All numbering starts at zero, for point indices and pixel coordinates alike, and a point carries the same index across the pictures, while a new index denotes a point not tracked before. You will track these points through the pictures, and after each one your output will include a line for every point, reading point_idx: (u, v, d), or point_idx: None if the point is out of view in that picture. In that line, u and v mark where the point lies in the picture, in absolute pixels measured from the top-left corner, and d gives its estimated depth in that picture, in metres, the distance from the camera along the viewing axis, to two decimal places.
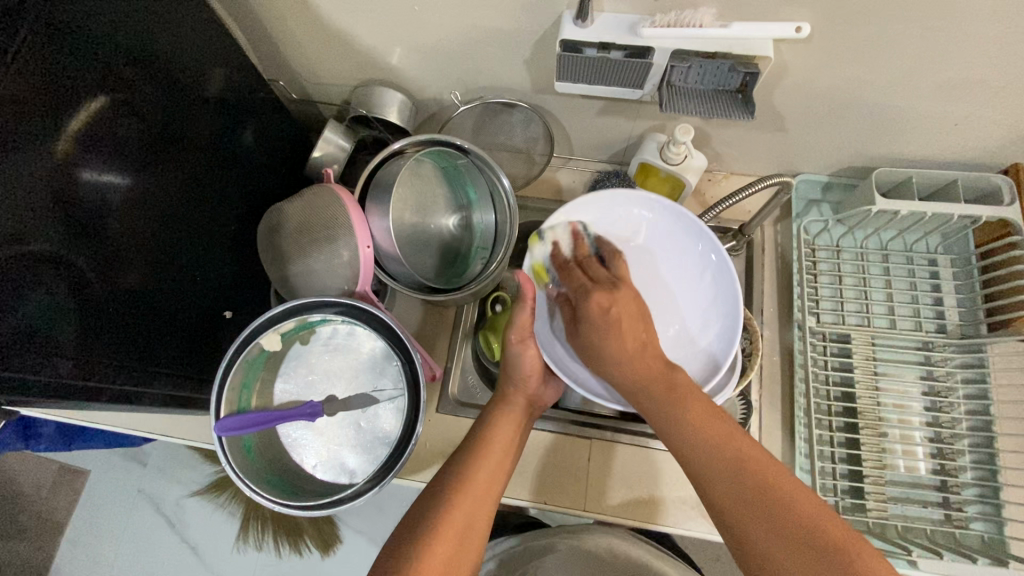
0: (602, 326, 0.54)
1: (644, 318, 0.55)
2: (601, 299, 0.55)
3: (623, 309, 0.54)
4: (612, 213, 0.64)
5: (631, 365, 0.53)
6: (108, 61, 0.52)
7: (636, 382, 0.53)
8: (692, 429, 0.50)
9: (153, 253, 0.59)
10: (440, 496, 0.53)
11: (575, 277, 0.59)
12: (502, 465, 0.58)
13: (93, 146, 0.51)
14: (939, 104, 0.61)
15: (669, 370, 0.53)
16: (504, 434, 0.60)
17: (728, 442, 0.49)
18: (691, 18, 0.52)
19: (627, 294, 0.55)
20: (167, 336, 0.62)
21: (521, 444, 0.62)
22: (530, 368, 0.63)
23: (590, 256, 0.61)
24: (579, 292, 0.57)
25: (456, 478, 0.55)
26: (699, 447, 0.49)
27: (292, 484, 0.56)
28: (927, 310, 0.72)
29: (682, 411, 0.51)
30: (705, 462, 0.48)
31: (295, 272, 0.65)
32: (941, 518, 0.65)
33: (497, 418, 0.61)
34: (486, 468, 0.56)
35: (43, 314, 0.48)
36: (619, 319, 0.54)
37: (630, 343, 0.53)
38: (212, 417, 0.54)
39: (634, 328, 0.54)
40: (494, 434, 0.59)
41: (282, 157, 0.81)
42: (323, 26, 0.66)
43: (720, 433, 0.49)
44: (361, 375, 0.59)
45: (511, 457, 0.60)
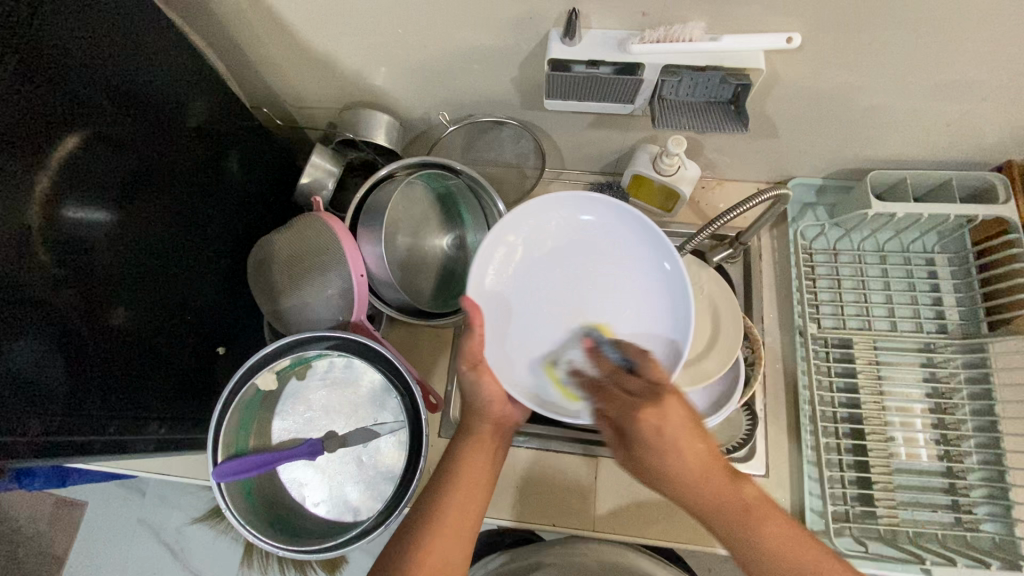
0: (660, 454, 0.47)
1: (702, 431, 0.48)
2: (651, 424, 0.47)
3: (677, 426, 0.47)
4: (544, 219, 0.58)
5: (693, 487, 0.48)
6: (86, 95, 0.50)
7: (705, 505, 0.49)
8: (771, 553, 0.47)
9: (141, 289, 0.58)
10: (409, 542, 0.50)
11: (608, 396, 0.51)
12: (476, 501, 0.54)
13: (74, 183, 0.50)
14: (933, 105, 0.60)
15: (736, 484, 0.49)
16: (474, 464, 0.55)
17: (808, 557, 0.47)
18: (682, 33, 0.51)
19: (678, 404, 0.47)
20: (157, 376, 0.60)
21: (500, 468, 0.58)
22: (493, 395, 0.55)
23: (619, 368, 0.52)
24: (622, 415, 0.49)
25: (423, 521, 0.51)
26: (778, 568, 0.47)
27: (295, 525, 0.54)
28: (926, 310, 0.72)
29: (759, 538, 0.48)
30: None
31: (286, 305, 0.63)
32: (952, 522, 0.64)
33: (463, 449, 0.56)
34: (455, 509, 0.52)
35: (29, 367, 0.46)
36: (675, 443, 0.47)
37: (693, 467, 0.48)
38: (210, 463, 0.52)
39: (695, 444, 0.47)
40: (463, 468, 0.55)
41: (269, 183, 0.80)
42: (305, 50, 0.64)
43: (798, 556, 0.47)
44: (361, 409, 0.58)
45: (484, 485, 0.55)
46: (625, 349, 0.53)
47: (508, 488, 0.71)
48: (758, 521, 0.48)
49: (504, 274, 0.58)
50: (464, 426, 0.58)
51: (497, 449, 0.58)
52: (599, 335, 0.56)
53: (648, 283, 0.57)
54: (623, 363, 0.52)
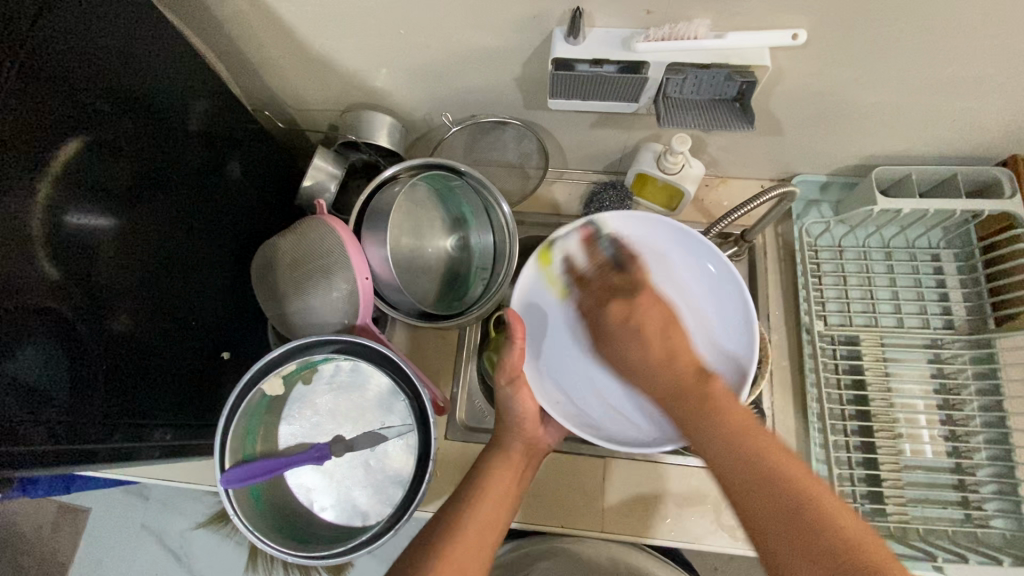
0: (625, 338, 0.55)
1: (670, 323, 0.55)
2: (620, 312, 0.57)
3: (645, 312, 0.56)
4: (597, 240, 0.65)
5: (655, 371, 0.53)
6: (87, 99, 0.50)
7: (664, 388, 0.53)
8: (716, 431, 0.48)
9: (143, 294, 0.57)
10: (435, 540, 0.53)
11: (593, 292, 0.62)
12: (500, 512, 0.57)
13: (75, 188, 0.49)
14: (938, 100, 0.60)
15: (699, 378, 0.52)
16: (500, 478, 0.59)
17: (766, 451, 0.46)
18: (687, 31, 0.51)
19: (647, 300, 0.57)
20: (162, 382, 0.60)
21: (523, 488, 0.62)
22: (523, 412, 0.63)
23: (607, 262, 0.63)
24: (597, 305, 0.60)
25: (448, 524, 0.54)
26: (717, 442, 0.48)
27: (304, 530, 0.54)
28: (933, 306, 0.72)
29: (705, 415, 0.49)
30: (724, 459, 0.47)
31: (291, 308, 0.63)
32: (961, 518, 0.64)
33: (494, 463, 0.60)
34: (482, 515, 0.56)
35: (32, 375, 0.46)
36: (640, 329, 0.55)
37: (654, 350, 0.54)
38: (217, 468, 0.52)
39: (656, 328, 0.55)
40: (491, 479, 0.59)
41: (272, 187, 0.79)
42: (307, 52, 0.64)
43: (746, 438, 0.47)
44: (369, 412, 0.57)
45: (508, 499, 0.59)
46: (619, 251, 0.64)
47: None
48: (719, 409, 0.49)
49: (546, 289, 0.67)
50: (498, 442, 0.63)
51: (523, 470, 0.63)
52: (599, 229, 0.65)
53: (694, 284, 0.66)
54: (611, 262, 0.63)
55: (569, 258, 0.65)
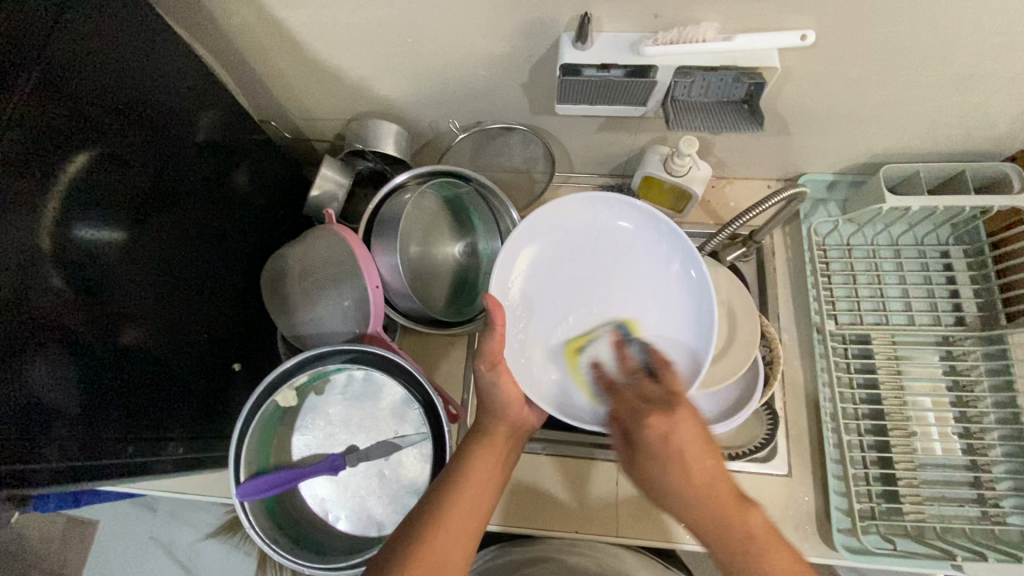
0: (664, 464, 0.48)
1: (708, 442, 0.49)
2: (654, 423, 0.48)
3: (685, 437, 0.48)
4: (588, 223, 0.60)
5: (696, 503, 0.47)
6: (95, 112, 0.50)
7: (707, 525, 0.47)
8: (745, 557, 0.46)
9: (153, 307, 0.57)
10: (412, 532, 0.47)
11: (624, 398, 0.53)
12: (484, 500, 0.51)
13: (84, 202, 0.49)
14: (945, 98, 0.60)
15: (743, 510, 0.47)
16: (480, 472, 0.52)
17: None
18: (694, 34, 0.51)
19: (686, 415, 0.49)
20: (172, 394, 0.59)
21: (506, 477, 0.56)
22: (510, 398, 0.57)
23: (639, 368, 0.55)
24: (630, 419, 0.51)
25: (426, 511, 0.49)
26: (745, 572, 0.45)
27: (318, 541, 0.54)
28: (943, 303, 0.71)
29: (746, 550, 0.46)
30: None
31: (301, 318, 0.63)
32: (978, 516, 0.63)
33: (477, 448, 0.55)
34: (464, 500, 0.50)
35: (44, 390, 0.45)
36: (680, 452, 0.48)
37: (694, 480, 0.48)
38: (232, 481, 0.52)
39: (698, 456, 0.48)
40: (473, 465, 0.53)
41: (280, 198, 0.79)
42: (313, 62, 0.64)
43: (768, 553, 0.46)
44: (383, 422, 0.57)
45: (489, 495, 0.52)
46: (651, 354, 0.56)
47: (529, 497, 0.70)
48: (767, 553, 0.46)
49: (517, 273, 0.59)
50: (478, 428, 0.57)
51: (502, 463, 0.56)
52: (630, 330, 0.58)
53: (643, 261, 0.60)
54: (645, 366, 0.55)
55: (596, 362, 0.57)
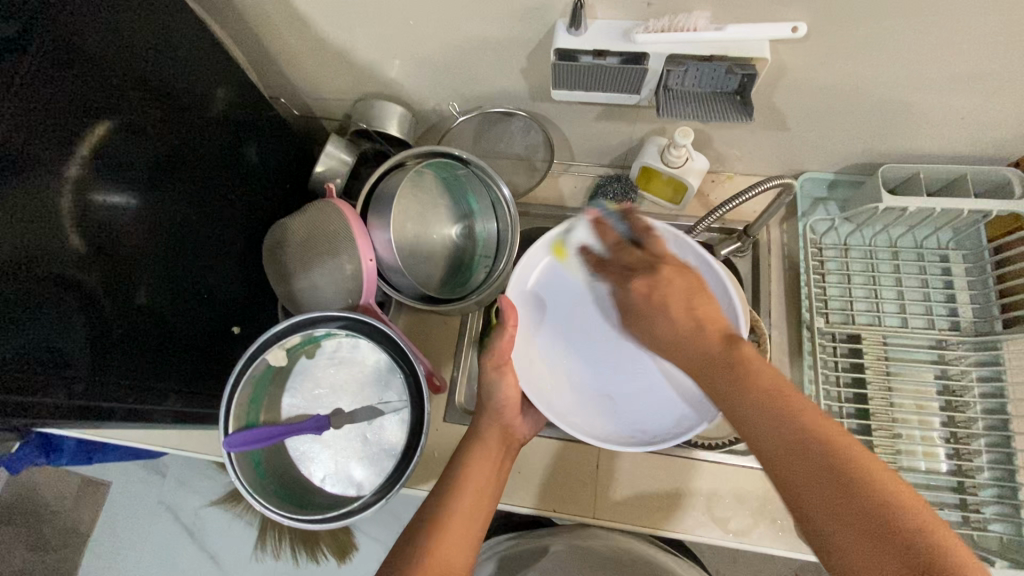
0: (653, 315, 0.51)
1: (695, 291, 0.50)
2: (641, 285, 0.52)
3: (670, 284, 0.51)
4: None
5: (687, 344, 0.48)
6: (113, 84, 0.53)
7: (693, 364, 0.48)
8: (744, 390, 0.43)
9: (160, 268, 0.60)
10: (420, 535, 0.54)
11: (613, 272, 0.57)
12: (482, 502, 0.59)
13: (103, 168, 0.52)
14: (942, 97, 0.60)
15: (727, 346, 0.47)
16: (480, 471, 0.60)
17: (801, 415, 0.41)
18: (686, 22, 0.52)
19: (672, 272, 0.51)
20: (176, 352, 0.63)
21: (502, 478, 0.63)
22: (505, 400, 0.64)
23: (621, 240, 0.57)
24: (621, 285, 0.55)
25: (432, 518, 0.56)
26: (739, 399, 0.43)
27: (299, 496, 0.56)
28: (939, 307, 0.71)
29: (744, 386, 0.44)
30: (746, 409, 0.43)
31: (299, 287, 0.65)
32: (959, 521, 0.63)
33: (473, 453, 0.61)
34: (463, 508, 0.57)
35: (59, 337, 0.49)
36: (664, 299, 0.50)
37: (682, 320, 0.49)
38: (221, 433, 0.54)
39: (683, 305, 0.50)
40: (471, 471, 0.60)
41: (288, 173, 0.82)
42: (322, 43, 0.67)
43: (765, 385, 0.43)
44: (367, 389, 0.60)
45: (490, 492, 0.60)
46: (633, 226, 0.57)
47: (512, 474, 0.72)
48: (752, 377, 0.44)
49: (552, 280, 0.69)
50: (474, 433, 0.64)
51: (501, 460, 0.64)
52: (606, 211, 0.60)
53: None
54: (627, 237, 0.57)
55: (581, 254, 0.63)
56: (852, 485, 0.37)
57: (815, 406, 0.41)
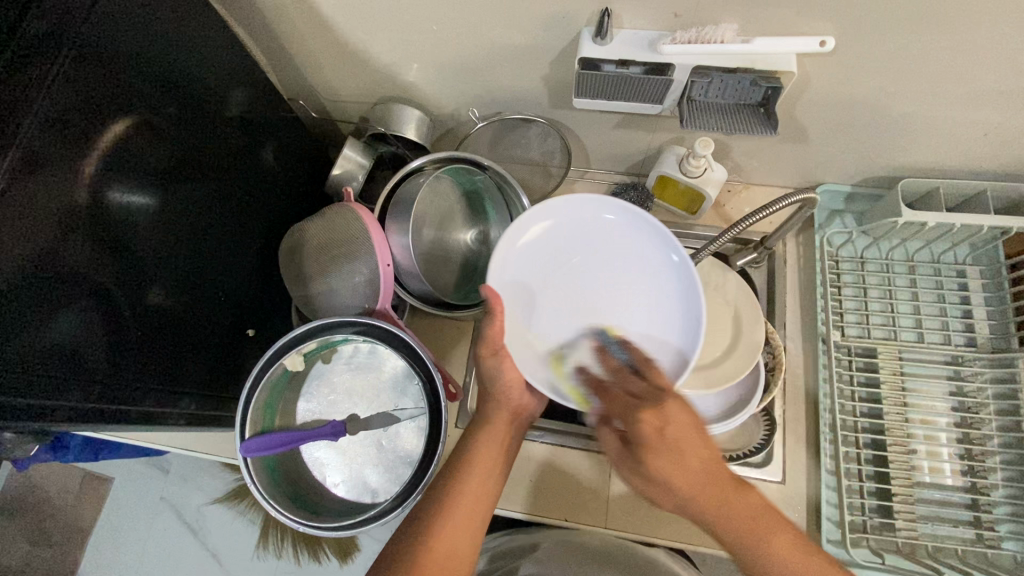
0: (661, 455, 0.49)
1: (703, 433, 0.50)
2: (653, 427, 0.49)
3: (678, 429, 0.49)
4: (579, 217, 0.57)
5: (700, 499, 0.49)
6: (133, 83, 0.52)
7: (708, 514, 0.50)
8: (766, 547, 0.48)
9: (175, 269, 0.60)
10: (423, 514, 0.51)
11: (612, 398, 0.52)
12: (489, 481, 0.55)
13: (117, 165, 0.51)
14: (966, 114, 0.59)
15: (740, 496, 0.50)
16: (485, 451, 0.56)
17: (818, 575, 0.47)
18: (713, 34, 0.52)
19: (678, 409, 0.49)
20: (191, 354, 0.62)
21: (511, 459, 0.59)
22: (508, 380, 0.58)
23: (623, 368, 0.53)
24: (624, 419, 0.51)
25: (435, 496, 0.53)
26: (755, 551, 0.49)
27: (314, 502, 0.57)
28: (956, 323, 0.71)
29: (763, 543, 0.48)
30: (766, 561, 0.48)
31: (315, 290, 0.65)
32: (973, 538, 0.63)
33: (478, 432, 0.58)
34: (468, 486, 0.54)
35: (77, 339, 0.48)
36: (675, 445, 0.49)
37: (692, 475, 0.49)
38: (237, 438, 0.54)
39: (694, 448, 0.49)
40: (476, 451, 0.56)
41: (303, 174, 0.82)
42: (343, 46, 0.67)
43: (774, 540, 0.49)
44: (383, 395, 0.60)
45: (496, 473, 0.56)
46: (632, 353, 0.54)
47: (523, 481, 0.71)
48: (767, 530, 0.49)
49: (532, 255, 0.57)
50: (479, 413, 0.60)
51: (509, 440, 0.60)
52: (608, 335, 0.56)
53: (666, 278, 0.55)
54: (629, 364, 0.53)
55: (581, 367, 0.55)
56: None
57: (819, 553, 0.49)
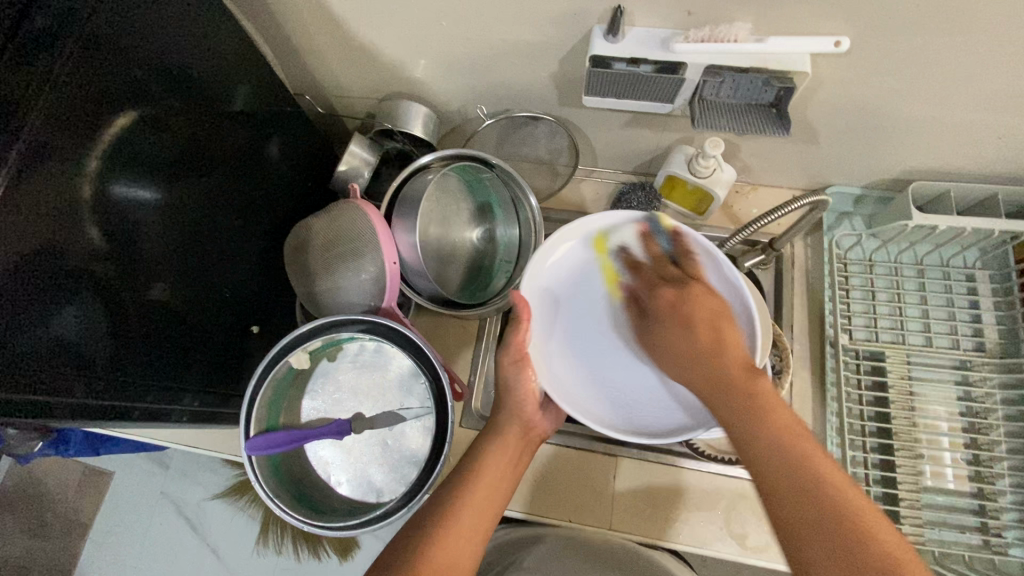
0: (666, 322, 0.52)
1: (726, 315, 0.50)
2: (668, 298, 0.52)
3: (696, 305, 0.51)
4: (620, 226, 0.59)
5: (707, 363, 0.48)
6: (137, 76, 0.52)
7: (710, 384, 0.47)
8: (763, 426, 0.44)
9: (177, 265, 0.59)
10: (427, 524, 0.50)
11: (646, 279, 0.56)
12: (494, 498, 0.54)
13: (121, 160, 0.51)
14: (982, 117, 0.58)
15: (749, 376, 0.46)
16: (495, 465, 0.56)
17: (816, 467, 0.41)
18: (727, 33, 0.51)
19: (701, 291, 0.51)
20: (195, 351, 0.62)
21: (519, 476, 0.58)
22: (524, 393, 0.58)
23: (663, 257, 0.56)
24: (647, 292, 0.55)
25: (441, 506, 0.52)
26: (746, 423, 0.44)
27: (319, 501, 0.56)
28: (965, 327, 0.70)
29: (759, 419, 0.44)
30: (758, 435, 0.44)
31: (321, 288, 0.65)
32: (979, 544, 0.62)
33: (489, 445, 0.57)
34: (474, 501, 0.53)
35: (79, 335, 0.47)
36: (688, 314, 0.50)
37: (699, 342, 0.49)
38: (242, 437, 0.54)
39: (707, 323, 0.50)
40: (485, 464, 0.56)
41: (309, 170, 0.82)
42: (351, 41, 0.66)
43: (774, 418, 0.44)
44: (389, 393, 0.60)
45: (502, 490, 0.55)
46: (676, 247, 0.55)
47: (527, 482, 0.71)
48: (766, 409, 0.45)
49: (566, 262, 0.60)
50: (492, 426, 0.59)
51: (519, 456, 0.59)
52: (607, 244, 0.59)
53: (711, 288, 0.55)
54: (667, 257, 0.55)
55: (623, 249, 0.58)
56: (848, 532, 0.39)
57: (826, 453, 0.43)
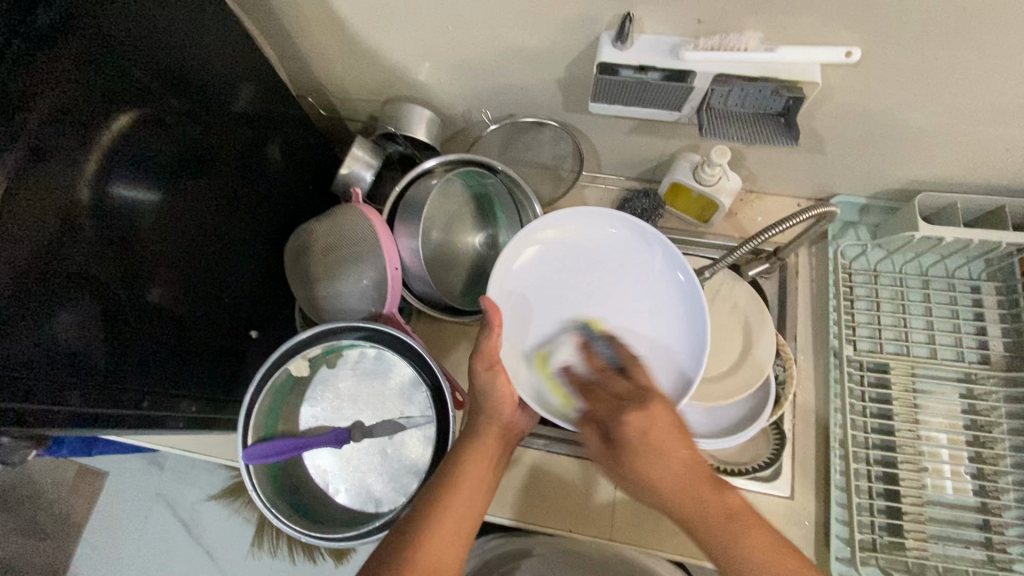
0: (638, 453, 0.47)
1: (683, 429, 0.48)
2: (636, 422, 0.47)
3: (660, 427, 0.47)
4: (586, 230, 0.61)
5: (677, 495, 0.46)
6: (139, 76, 0.51)
7: (684, 512, 0.46)
8: (749, 553, 0.44)
9: (175, 267, 0.58)
10: (403, 537, 0.47)
11: (598, 397, 0.52)
12: (475, 502, 0.51)
13: (120, 161, 0.50)
14: (993, 129, 0.58)
15: (718, 492, 0.46)
16: (474, 468, 0.53)
17: None
18: (737, 42, 0.50)
19: (660, 405, 0.49)
20: (192, 356, 0.61)
21: (499, 475, 0.56)
22: (505, 397, 0.56)
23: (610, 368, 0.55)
24: (608, 416, 0.50)
25: (419, 515, 0.49)
26: (731, 549, 0.44)
27: (317, 510, 0.56)
28: (969, 339, 0.70)
29: (743, 541, 0.44)
30: (744, 560, 0.44)
31: (322, 292, 0.64)
32: (983, 559, 0.62)
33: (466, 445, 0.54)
34: (454, 505, 0.50)
35: (75, 338, 0.47)
36: (650, 441, 0.47)
37: (674, 472, 0.46)
38: (239, 445, 0.54)
39: (675, 446, 0.47)
40: (464, 466, 0.52)
41: (310, 171, 0.81)
42: (355, 43, 0.65)
43: (756, 542, 0.44)
44: (389, 401, 0.59)
45: (483, 493, 0.52)
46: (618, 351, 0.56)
47: (527, 490, 0.70)
48: (746, 528, 0.45)
49: (533, 268, 0.60)
50: (468, 428, 0.57)
51: (498, 456, 0.56)
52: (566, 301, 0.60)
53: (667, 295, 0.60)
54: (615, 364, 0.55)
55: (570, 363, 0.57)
56: None
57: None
